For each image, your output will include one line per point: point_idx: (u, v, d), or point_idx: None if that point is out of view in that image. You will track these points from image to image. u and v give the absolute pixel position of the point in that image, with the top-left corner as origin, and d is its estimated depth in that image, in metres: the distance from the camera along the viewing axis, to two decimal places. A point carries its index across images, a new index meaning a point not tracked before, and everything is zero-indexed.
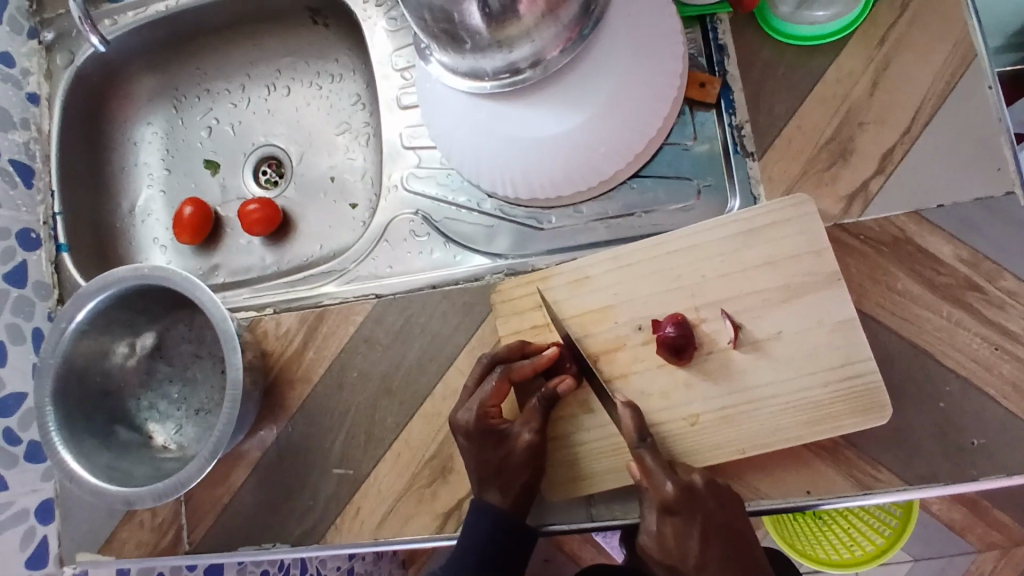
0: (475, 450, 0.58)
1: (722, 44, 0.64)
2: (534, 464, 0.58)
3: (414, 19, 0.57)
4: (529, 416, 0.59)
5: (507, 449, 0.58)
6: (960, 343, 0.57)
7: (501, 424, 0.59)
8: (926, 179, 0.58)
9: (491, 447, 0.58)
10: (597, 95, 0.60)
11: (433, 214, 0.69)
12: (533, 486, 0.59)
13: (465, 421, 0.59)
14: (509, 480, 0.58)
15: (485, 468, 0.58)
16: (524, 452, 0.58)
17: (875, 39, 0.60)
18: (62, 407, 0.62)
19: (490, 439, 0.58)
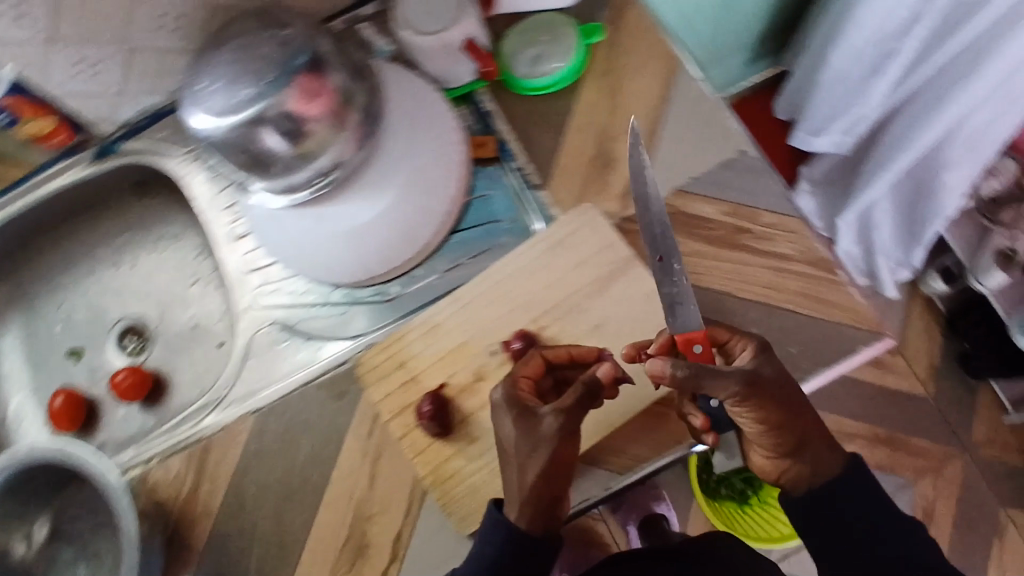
0: (511, 433, 0.56)
1: (486, 111, 0.76)
2: (550, 449, 0.54)
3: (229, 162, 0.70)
4: (566, 396, 0.54)
5: (544, 424, 0.54)
6: (749, 276, 0.68)
7: (529, 402, 0.57)
8: (675, 162, 0.72)
9: (515, 416, 0.56)
10: (396, 177, 0.69)
11: (290, 320, 0.75)
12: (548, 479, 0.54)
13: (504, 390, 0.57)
14: (529, 459, 0.54)
15: (512, 447, 0.56)
16: (547, 430, 0.54)
17: (601, 69, 0.75)
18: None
19: (520, 413, 0.56)
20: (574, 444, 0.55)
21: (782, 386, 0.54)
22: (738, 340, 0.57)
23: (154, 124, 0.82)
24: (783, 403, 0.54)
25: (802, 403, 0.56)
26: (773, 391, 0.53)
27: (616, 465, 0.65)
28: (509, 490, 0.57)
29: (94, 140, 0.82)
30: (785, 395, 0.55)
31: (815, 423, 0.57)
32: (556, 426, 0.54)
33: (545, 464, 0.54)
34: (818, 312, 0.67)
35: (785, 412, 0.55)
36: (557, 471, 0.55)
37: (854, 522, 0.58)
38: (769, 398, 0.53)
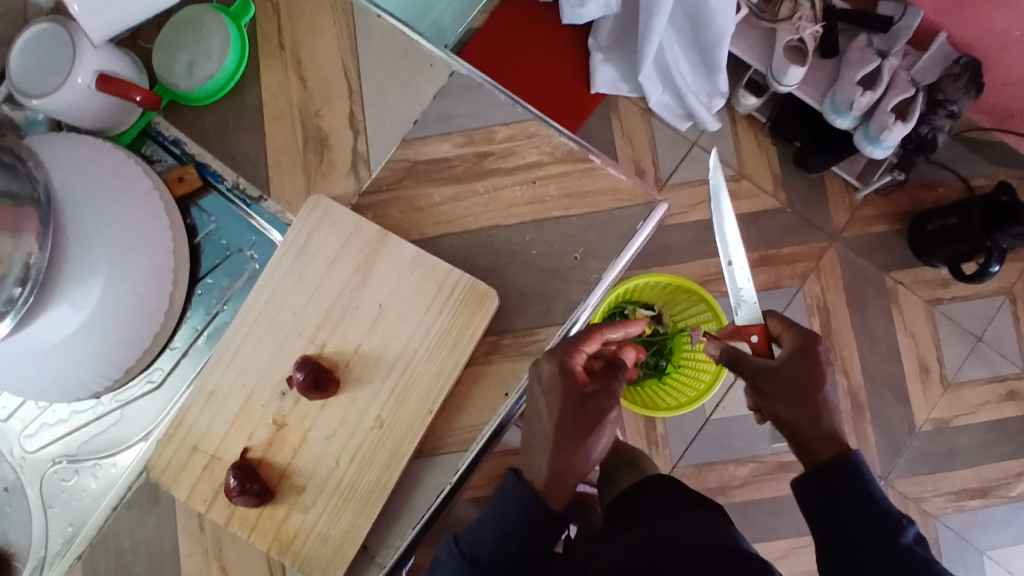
0: (554, 407, 0.55)
1: (173, 138, 0.67)
2: (586, 428, 0.54)
3: None
4: (614, 372, 0.57)
5: (592, 407, 0.54)
6: (510, 198, 0.64)
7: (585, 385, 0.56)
8: (390, 112, 0.66)
9: (563, 385, 0.55)
10: (101, 246, 0.57)
11: (70, 451, 0.66)
12: (581, 460, 0.53)
13: (556, 360, 0.56)
14: (565, 446, 0.53)
15: (551, 424, 0.54)
16: (592, 412, 0.54)
17: (276, 46, 0.67)
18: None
19: (579, 396, 0.55)
20: (598, 434, 0.54)
21: (805, 376, 0.56)
22: (789, 335, 0.60)
23: None
24: (790, 396, 0.56)
25: (819, 406, 0.55)
26: (783, 385, 0.56)
27: (456, 443, 0.61)
28: (535, 463, 0.54)
29: None
30: (795, 389, 0.56)
31: (824, 414, 0.55)
32: (603, 394, 0.55)
33: (577, 444, 0.53)
34: (584, 205, 0.63)
35: (788, 401, 0.56)
36: (581, 457, 0.53)
37: (853, 505, 0.51)
38: (779, 388, 0.56)
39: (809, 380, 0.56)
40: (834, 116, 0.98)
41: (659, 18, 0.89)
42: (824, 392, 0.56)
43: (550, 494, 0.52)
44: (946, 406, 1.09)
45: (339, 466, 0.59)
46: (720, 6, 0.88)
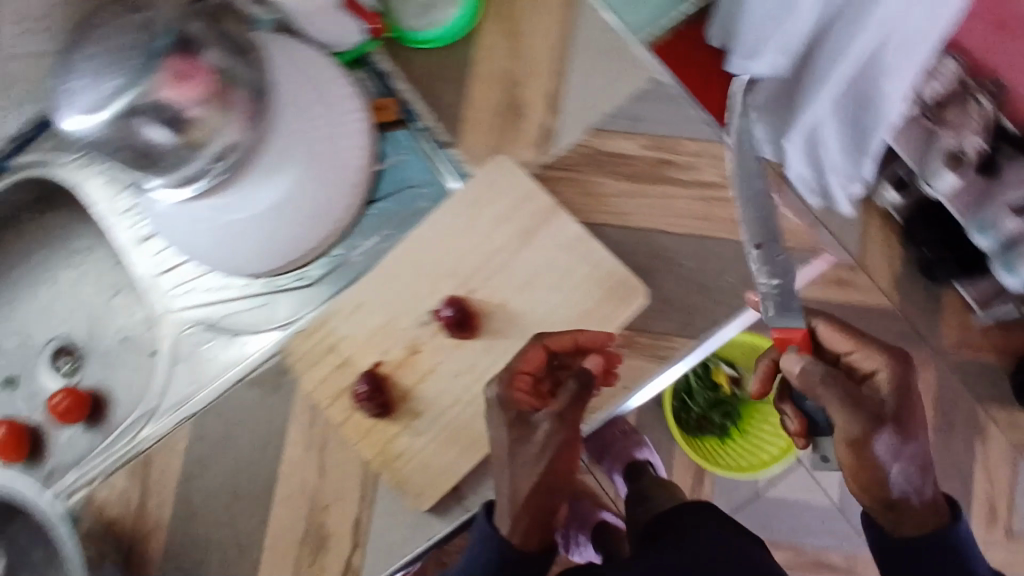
0: (503, 438, 0.57)
1: (380, 72, 0.71)
2: (539, 461, 0.56)
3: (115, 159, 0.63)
4: (564, 399, 0.56)
5: (535, 442, 0.56)
6: (679, 210, 0.65)
7: (527, 408, 0.57)
8: (588, 101, 0.68)
9: (511, 418, 0.57)
10: (296, 150, 0.63)
11: (212, 319, 0.71)
12: (540, 488, 0.56)
13: (496, 391, 0.57)
14: (517, 474, 0.56)
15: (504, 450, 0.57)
16: (542, 437, 0.56)
17: (500, 13, 0.71)
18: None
19: (517, 422, 0.57)
20: (562, 458, 0.57)
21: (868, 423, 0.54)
22: (876, 356, 0.56)
23: (42, 135, 0.77)
24: (888, 443, 0.55)
25: (909, 452, 0.55)
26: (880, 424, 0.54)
27: None
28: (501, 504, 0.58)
29: None
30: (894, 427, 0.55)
31: (901, 465, 0.55)
32: (551, 428, 0.56)
33: (533, 479, 0.56)
34: None
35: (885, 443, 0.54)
36: (541, 490, 0.56)
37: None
38: (880, 437, 0.54)
39: (904, 417, 0.55)
40: (974, 231, 0.85)
41: (838, 111, 0.83)
42: (903, 433, 0.55)
43: (518, 537, 0.57)
44: (1003, 550, 1.06)
45: (457, 404, 0.63)
46: (907, 115, 0.84)
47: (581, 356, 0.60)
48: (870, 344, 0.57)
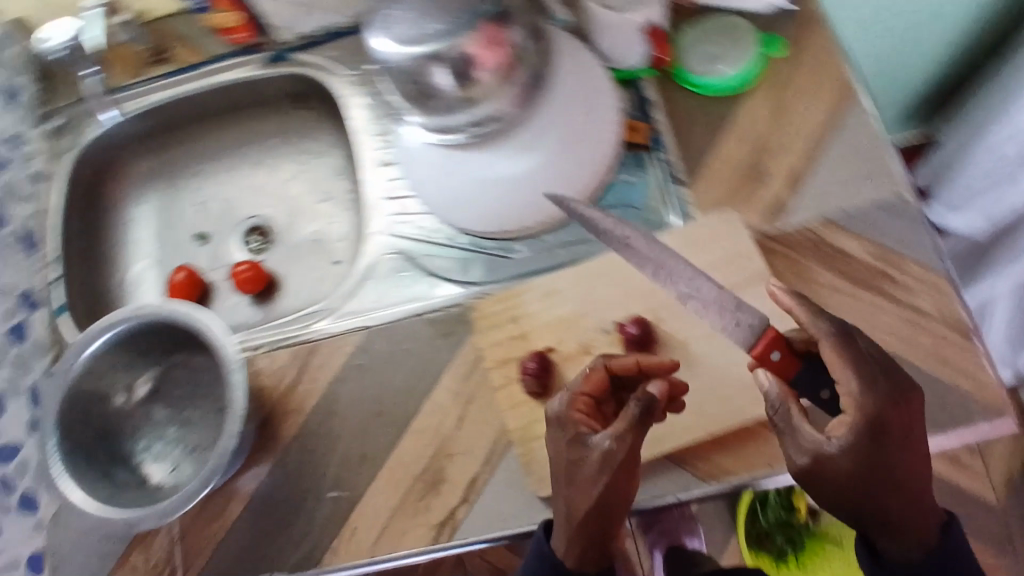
0: (559, 451, 0.58)
1: (645, 98, 0.76)
2: (595, 480, 0.55)
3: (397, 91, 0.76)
4: (617, 423, 0.55)
5: (585, 466, 0.56)
6: (882, 323, 0.66)
7: (581, 432, 0.57)
8: (831, 191, 0.70)
9: (566, 439, 0.58)
10: (545, 139, 0.72)
11: (413, 254, 0.77)
12: (597, 508, 0.55)
13: (555, 408, 0.59)
14: (571, 489, 0.57)
15: (559, 467, 0.58)
16: (594, 459, 0.55)
17: (775, 85, 0.74)
18: (67, 459, 0.65)
19: (570, 441, 0.57)
20: (620, 480, 0.55)
21: (870, 455, 0.48)
22: (853, 387, 0.48)
23: (330, 43, 0.85)
24: (875, 471, 0.48)
25: (907, 483, 0.50)
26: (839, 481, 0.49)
27: (701, 470, 0.64)
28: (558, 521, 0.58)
29: (270, 44, 0.85)
30: (883, 473, 0.48)
31: (900, 502, 0.50)
32: (599, 454, 0.55)
33: (581, 494, 0.56)
34: (948, 375, 0.64)
35: (885, 488, 0.49)
36: (592, 504, 0.55)
37: None
38: (880, 485, 0.49)
39: (894, 459, 0.48)
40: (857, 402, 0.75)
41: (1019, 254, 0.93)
42: (916, 469, 0.49)
43: (572, 558, 0.57)
44: None
45: None
46: None
47: (644, 378, 0.63)
48: (849, 368, 0.48)
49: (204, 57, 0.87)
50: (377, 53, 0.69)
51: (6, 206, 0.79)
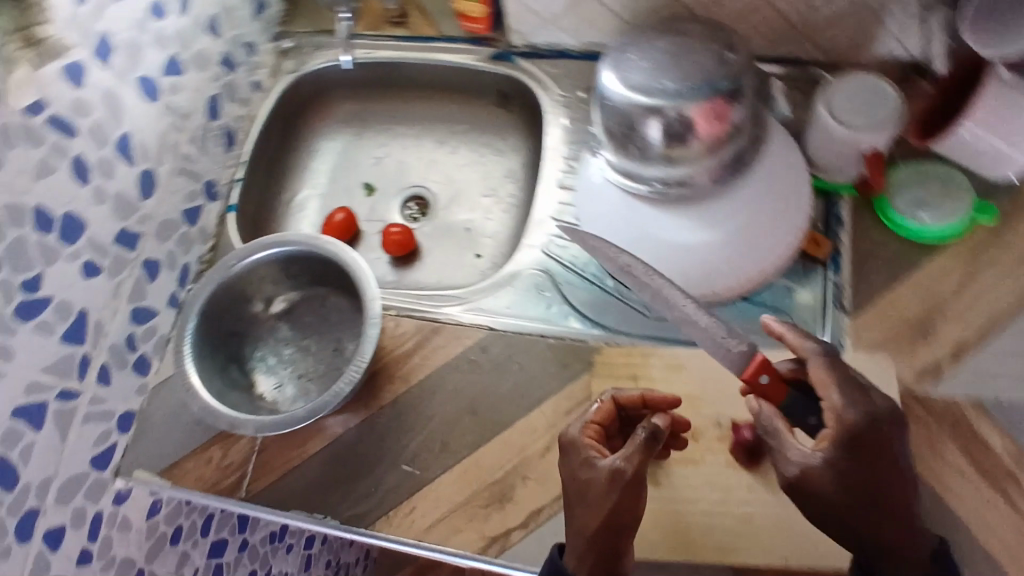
0: (574, 467, 0.60)
1: (841, 217, 0.75)
2: (606, 498, 0.57)
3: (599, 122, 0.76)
4: (627, 446, 0.58)
5: (596, 483, 0.58)
6: (996, 526, 0.63)
7: (592, 451, 0.60)
8: (993, 375, 0.67)
9: (577, 461, 0.60)
10: (727, 222, 0.73)
11: (559, 278, 0.79)
12: (607, 526, 0.57)
13: (570, 433, 0.62)
14: (582, 503, 0.58)
15: (571, 484, 0.60)
16: (606, 477, 0.58)
17: (971, 253, 0.72)
18: (196, 350, 0.70)
19: (581, 459, 0.60)
20: (627, 500, 0.57)
21: (846, 468, 0.52)
22: (836, 400, 0.54)
23: (554, 61, 0.89)
24: (863, 479, 0.52)
25: (890, 489, 0.52)
26: (833, 483, 0.52)
27: None
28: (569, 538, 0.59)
29: (500, 43, 0.90)
30: (867, 481, 0.52)
31: (885, 517, 0.52)
32: (609, 474, 0.58)
33: (593, 507, 0.57)
34: None
35: (867, 492, 0.52)
36: (603, 516, 0.57)
37: None
38: (859, 486, 0.52)
39: (876, 468, 0.52)
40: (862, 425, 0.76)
41: None
42: (891, 487, 0.52)
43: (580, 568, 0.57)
44: None
45: (694, 503, 0.65)
46: None
47: (648, 413, 0.66)
48: (837, 388, 0.54)
49: (437, 34, 0.92)
50: (609, 88, 0.71)
51: (224, 102, 0.86)
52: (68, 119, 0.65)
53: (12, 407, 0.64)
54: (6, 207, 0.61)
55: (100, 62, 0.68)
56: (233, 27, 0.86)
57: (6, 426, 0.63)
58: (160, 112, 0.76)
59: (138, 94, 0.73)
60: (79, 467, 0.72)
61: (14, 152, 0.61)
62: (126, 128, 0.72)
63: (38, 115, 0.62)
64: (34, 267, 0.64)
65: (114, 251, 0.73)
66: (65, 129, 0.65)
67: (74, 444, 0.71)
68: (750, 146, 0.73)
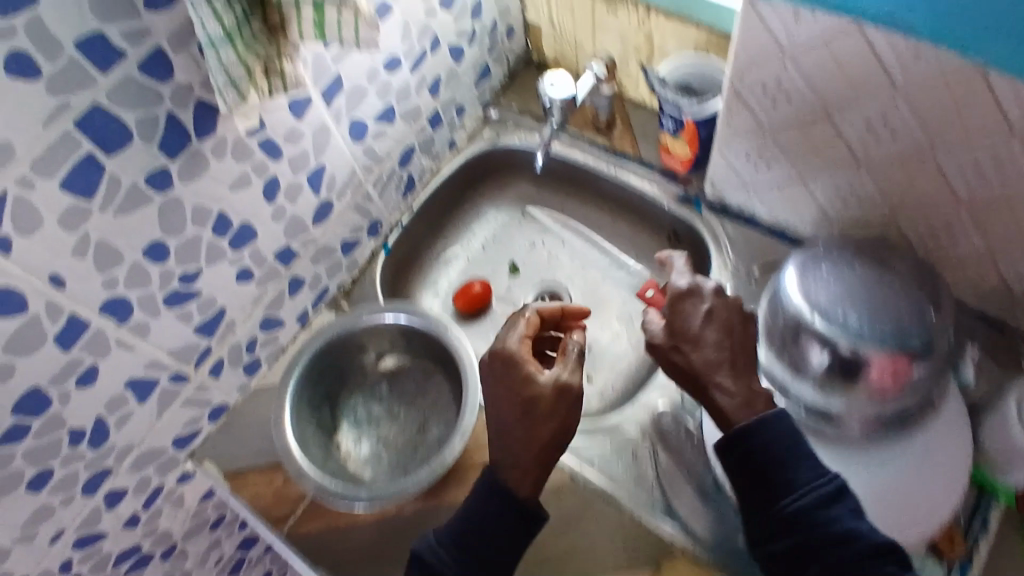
0: (496, 383, 0.63)
1: (986, 524, 0.68)
2: (551, 413, 0.60)
3: (763, 315, 0.72)
4: (564, 363, 0.63)
5: (531, 407, 0.61)
6: None
7: (530, 363, 0.63)
8: None
9: (517, 376, 0.62)
10: (863, 480, 0.66)
11: (661, 451, 0.74)
12: (554, 442, 0.60)
13: (508, 342, 0.64)
14: (529, 425, 0.60)
15: (509, 405, 0.61)
16: (547, 390, 0.61)
17: None
18: (300, 378, 0.75)
19: (515, 371, 0.62)
20: (564, 436, 0.61)
21: (715, 337, 0.63)
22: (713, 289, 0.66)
23: (739, 224, 0.84)
24: (734, 333, 0.63)
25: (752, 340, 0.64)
26: (722, 346, 0.63)
27: None
28: (505, 456, 0.60)
29: (692, 187, 0.87)
30: (739, 334, 0.63)
31: (749, 370, 0.62)
32: (555, 388, 0.61)
33: (536, 427, 0.60)
34: None
35: (740, 354, 0.63)
36: (560, 435, 0.61)
37: None
38: (734, 343, 0.63)
39: (743, 329, 0.64)
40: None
41: None
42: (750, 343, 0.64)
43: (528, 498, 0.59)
44: None
45: None
46: None
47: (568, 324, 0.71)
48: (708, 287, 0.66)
49: (634, 155, 0.91)
50: (785, 292, 0.68)
51: (417, 154, 0.90)
52: (278, 144, 0.70)
53: (129, 377, 0.68)
54: (196, 208, 0.65)
55: (325, 100, 0.72)
56: (452, 89, 0.89)
57: (118, 392, 0.68)
58: (358, 151, 0.80)
59: (347, 134, 0.77)
60: (162, 442, 0.76)
61: (222, 162, 0.65)
62: (323, 161, 0.76)
63: (256, 135, 0.67)
64: (197, 262, 0.68)
65: (270, 263, 0.77)
66: (271, 152, 0.70)
67: (166, 420, 0.75)
68: (922, 409, 0.66)
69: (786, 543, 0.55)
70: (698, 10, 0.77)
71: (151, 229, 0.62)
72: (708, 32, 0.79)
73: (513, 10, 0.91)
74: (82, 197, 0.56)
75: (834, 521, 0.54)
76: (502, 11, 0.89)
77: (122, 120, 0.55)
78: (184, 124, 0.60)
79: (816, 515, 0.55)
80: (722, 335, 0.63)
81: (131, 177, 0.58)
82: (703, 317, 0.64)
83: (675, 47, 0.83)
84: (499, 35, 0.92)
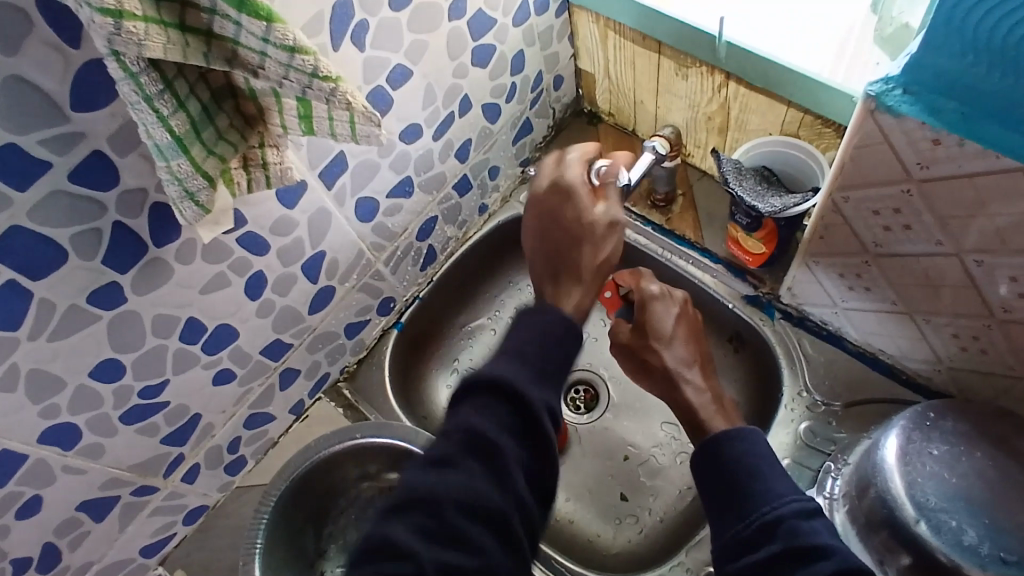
0: (564, 183, 0.57)
1: None
2: (613, 244, 0.56)
3: (852, 474, 0.58)
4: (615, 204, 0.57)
5: (596, 234, 0.55)
6: None
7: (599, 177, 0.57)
8: None
9: (583, 187, 0.57)
10: None
11: None
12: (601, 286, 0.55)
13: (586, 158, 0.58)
14: (593, 247, 0.55)
15: (584, 230, 0.56)
16: (611, 231, 0.56)
17: None
18: (274, 514, 0.65)
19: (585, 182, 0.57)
20: (596, 248, 0.55)
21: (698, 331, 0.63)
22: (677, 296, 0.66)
23: (820, 341, 0.69)
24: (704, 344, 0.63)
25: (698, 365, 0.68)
26: (700, 343, 0.62)
27: None
28: (580, 271, 0.54)
29: (765, 287, 0.72)
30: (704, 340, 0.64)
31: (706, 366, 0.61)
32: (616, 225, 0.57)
33: (592, 252, 0.55)
34: None
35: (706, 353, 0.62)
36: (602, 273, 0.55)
37: None
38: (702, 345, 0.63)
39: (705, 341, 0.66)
40: None
41: None
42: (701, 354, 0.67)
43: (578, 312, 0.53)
44: None
45: None
46: None
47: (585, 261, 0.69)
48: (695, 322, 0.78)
49: (695, 239, 0.76)
50: (883, 462, 0.53)
51: (440, 223, 0.77)
52: (264, 237, 0.58)
53: (81, 500, 0.59)
54: (159, 319, 0.55)
55: (324, 182, 0.60)
56: (483, 150, 0.76)
57: (68, 516, 0.59)
58: (366, 232, 0.68)
59: (353, 216, 0.66)
60: (128, 552, 0.67)
61: (190, 266, 0.54)
62: (323, 248, 0.65)
63: (235, 232, 0.56)
64: (162, 374, 0.58)
65: (256, 360, 0.66)
66: (255, 245, 0.58)
67: (133, 532, 0.66)
68: None
69: (765, 551, 0.44)
70: (788, 90, 0.61)
71: (99, 349, 0.52)
72: (801, 111, 0.63)
73: (562, 57, 0.77)
74: (5, 329, 0.46)
75: (817, 533, 0.44)
76: (549, 59, 0.75)
77: (51, 239, 0.44)
78: (136, 232, 0.49)
79: (796, 525, 0.44)
80: (692, 339, 0.62)
81: (69, 299, 0.48)
82: (673, 318, 0.62)
83: (756, 121, 0.68)
84: (544, 86, 0.78)
